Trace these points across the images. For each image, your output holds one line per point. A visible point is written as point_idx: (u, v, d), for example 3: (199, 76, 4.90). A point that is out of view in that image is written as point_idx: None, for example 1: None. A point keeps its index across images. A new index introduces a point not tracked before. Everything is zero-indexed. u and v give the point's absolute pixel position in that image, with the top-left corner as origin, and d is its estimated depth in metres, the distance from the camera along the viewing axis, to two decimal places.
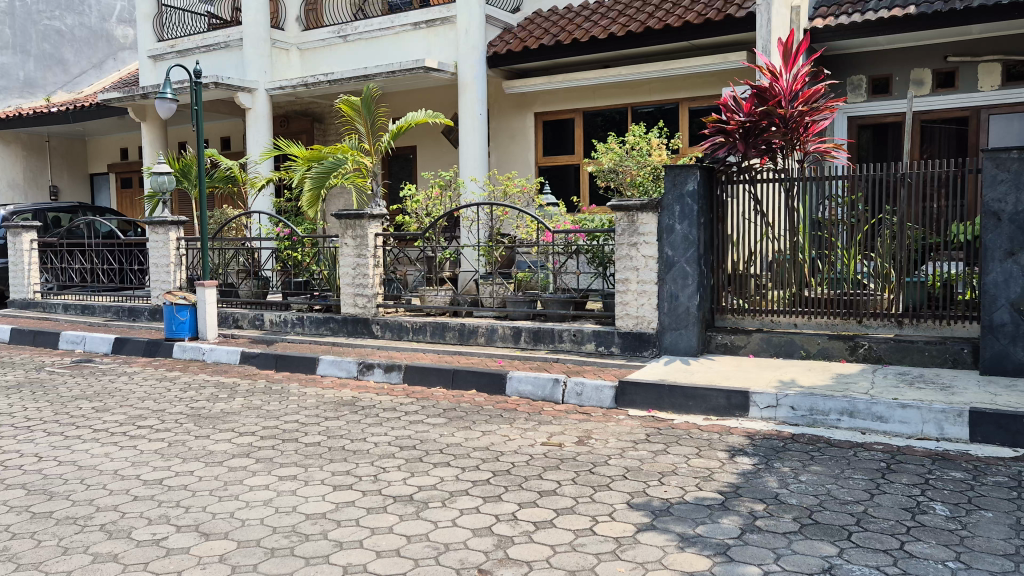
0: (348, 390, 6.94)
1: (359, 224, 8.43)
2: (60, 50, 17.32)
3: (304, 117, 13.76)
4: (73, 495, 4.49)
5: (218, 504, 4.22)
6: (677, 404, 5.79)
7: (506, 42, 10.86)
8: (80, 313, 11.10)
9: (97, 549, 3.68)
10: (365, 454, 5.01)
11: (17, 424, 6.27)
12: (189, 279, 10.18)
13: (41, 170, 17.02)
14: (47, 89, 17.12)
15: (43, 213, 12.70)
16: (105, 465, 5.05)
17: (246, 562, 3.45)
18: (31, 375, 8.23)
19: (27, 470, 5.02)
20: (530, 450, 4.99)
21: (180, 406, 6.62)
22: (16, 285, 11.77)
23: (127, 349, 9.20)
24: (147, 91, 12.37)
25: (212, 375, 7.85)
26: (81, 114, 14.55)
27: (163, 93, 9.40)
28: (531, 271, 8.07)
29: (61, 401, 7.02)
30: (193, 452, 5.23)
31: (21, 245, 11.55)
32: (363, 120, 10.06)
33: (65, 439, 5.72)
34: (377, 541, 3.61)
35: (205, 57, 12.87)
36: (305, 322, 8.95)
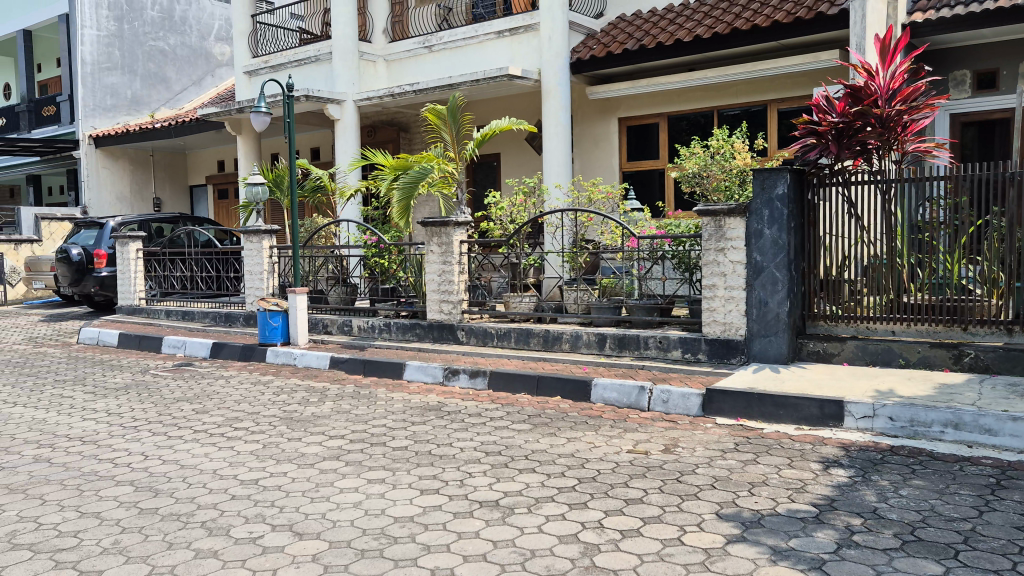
0: (435, 395, 7.04)
1: (444, 231, 8.55)
2: (163, 69, 18.21)
3: (390, 127, 14.04)
4: (176, 493, 4.69)
5: (311, 505, 4.33)
6: (768, 413, 5.64)
7: (590, 47, 10.85)
8: (181, 318, 11.60)
9: (198, 545, 3.83)
10: (452, 459, 5.07)
11: (124, 424, 6.60)
12: (281, 286, 10.50)
13: (146, 183, 17.92)
14: (152, 106, 18.01)
15: (147, 223, 13.38)
16: (205, 465, 5.26)
17: (338, 562, 3.53)
18: (136, 377, 8.65)
19: (134, 468, 5.28)
20: (616, 457, 4.95)
21: (275, 409, 6.83)
22: (123, 292, 12.39)
23: (224, 353, 9.57)
24: (243, 105, 12.86)
25: (303, 379, 8.07)
26: (183, 128, 15.23)
27: (258, 106, 9.74)
28: (616, 277, 8.01)
29: (165, 403, 7.36)
30: (286, 454, 5.39)
31: (127, 254, 12.11)
32: (449, 128, 10.19)
33: (168, 439, 5.99)
34: (465, 545, 3.64)
35: (297, 71, 13.29)
36: (392, 328, 9.13)
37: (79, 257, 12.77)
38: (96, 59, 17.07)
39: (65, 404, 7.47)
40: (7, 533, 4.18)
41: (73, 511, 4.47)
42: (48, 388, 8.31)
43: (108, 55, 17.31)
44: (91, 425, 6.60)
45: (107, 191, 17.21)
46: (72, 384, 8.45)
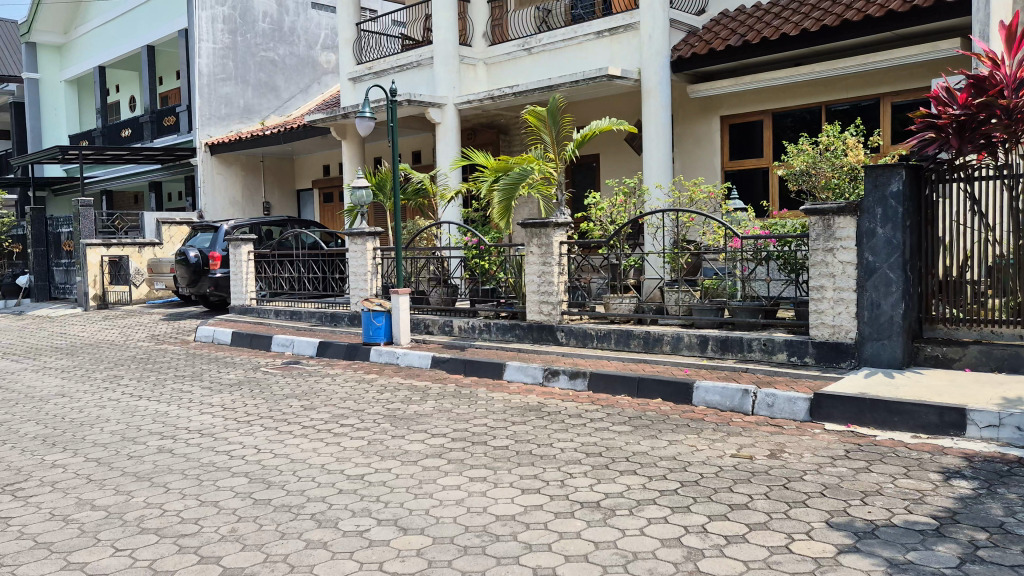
0: (535, 396, 7.08)
1: (544, 232, 8.56)
2: (274, 78, 18.98)
3: (490, 129, 14.20)
4: (287, 485, 4.88)
5: (414, 501, 4.43)
6: (881, 419, 5.42)
7: (691, 45, 10.69)
8: (290, 318, 12.05)
9: (309, 536, 3.98)
10: (552, 459, 5.08)
11: (238, 418, 6.91)
12: (384, 287, 10.77)
13: (257, 188, 18.71)
14: (262, 114, 18.80)
15: (258, 226, 13.96)
16: (314, 459, 5.45)
17: (441, 558, 3.60)
18: (249, 374, 9.05)
19: (248, 460, 5.52)
20: (719, 462, 4.85)
21: (379, 407, 7.01)
22: (236, 293, 12.98)
23: (330, 352, 9.89)
24: (348, 111, 13.24)
25: (406, 378, 8.26)
26: (291, 134, 15.81)
27: (363, 111, 10.01)
28: (718, 278, 7.85)
29: (275, 398, 7.67)
30: (390, 451, 5.53)
31: (240, 256, 12.68)
32: (548, 130, 10.20)
33: (279, 434, 6.24)
34: (566, 546, 3.64)
35: (400, 77, 13.60)
36: (492, 329, 9.24)
37: (196, 259, 13.44)
38: (212, 71, 17.94)
39: (184, 398, 7.89)
40: (135, 517, 4.45)
41: (193, 499, 4.72)
42: (170, 383, 8.80)
43: (222, 66, 18.16)
44: (209, 418, 6.95)
45: (221, 196, 18.05)
46: (190, 380, 8.91)
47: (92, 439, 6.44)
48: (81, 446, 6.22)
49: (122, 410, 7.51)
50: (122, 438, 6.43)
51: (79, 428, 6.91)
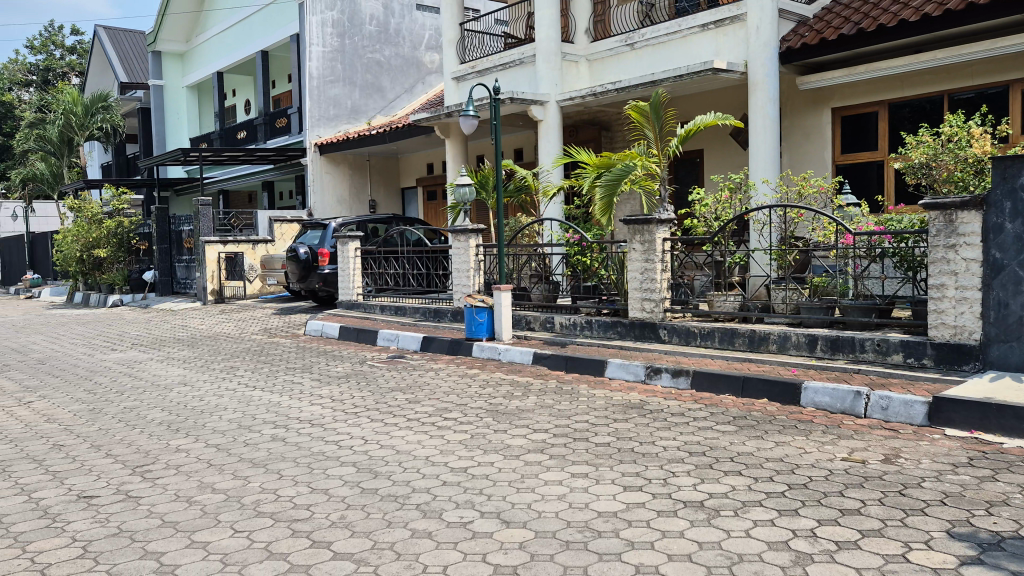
0: (636, 393, 7.02)
1: (647, 229, 8.48)
2: (380, 79, 19.47)
3: (592, 126, 14.17)
4: (393, 475, 5.02)
5: (517, 495, 4.47)
6: (1008, 426, 5.12)
7: (802, 35, 10.36)
8: (395, 313, 12.35)
9: (415, 525, 4.08)
10: (654, 457, 5.03)
11: (346, 409, 7.15)
12: (486, 283, 10.90)
13: (364, 186, 19.25)
14: (369, 114, 19.32)
15: (365, 224, 14.37)
16: (419, 451, 5.58)
17: (544, 551, 3.62)
18: (356, 367, 9.34)
19: (356, 450, 5.71)
20: (830, 465, 4.69)
21: (481, 401, 7.12)
22: (343, 288, 13.40)
23: (433, 347, 10.08)
24: (451, 110, 13.46)
25: (508, 373, 8.34)
26: (396, 134, 16.19)
27: (466, 110, 10.15)
28: (828, 276, 7.57)
29: (381, 391, 7.90)
30: (492, 445, 5.60)
31: (347, 252, 13.08)
32: (652, 126, 10.07)
33: (385, 425, 6.42)
34: (669, 545, 3.61)
35: (503, 75, 13.71)
36: (594, 326, 9.22)
37: (306, 256, 13.91)
38: (321, 74, 18.54)
39: (295, 390, 8.22)
40: (252, 501, 4.67)
41: (305, 486, 4.92)
42: (282, 374, 9.18)
43: (331, 68, 18.75)
44: (319, 409, 7.22)
45: (330, 195, 18.65)
46: (301, 371, 9.28)
47: (211, 426, 6.79)
48: (202, 432, 6.58)
49: (238, 399, 7.89)
50: (239, 425, 6.76)
51: (199, 415, 7.31)
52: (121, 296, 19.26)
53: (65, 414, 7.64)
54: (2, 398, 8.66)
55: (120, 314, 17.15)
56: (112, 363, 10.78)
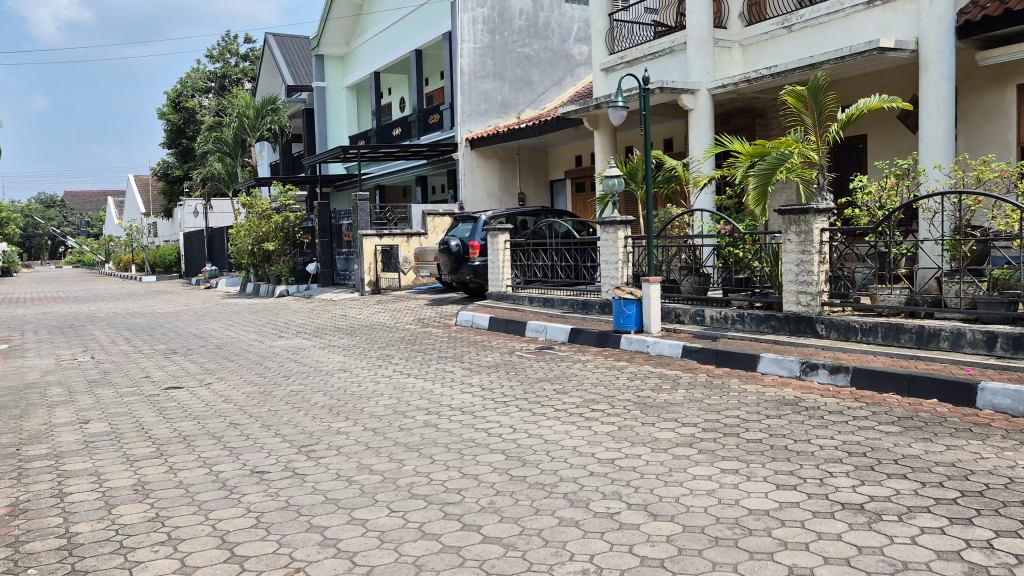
0: (791, 390, 6.77)
1: (804, 219, 8.12)
2: (529, 73, 19.68)
3: (746, 114, 13.75)
4: (541, 464, 5.10)
5: (664, 488, 4.43)
6: None
7: (981, 6, 9.52)
8: (543, 305, 12.48)
9: (562, 513, 4.13)
10: (810, 456, 4.83)
11: (496, 398, 7.32)
12: (635, 275, 10.81)
13: (513, 179, 19.54)
14: (518, 108, 19.57)
15: (514, 216, 14.60)
16: (566, 441, 5.64)
17: (692, 546, 3.58)
18: (505, 357, 9.53)
19: (505, 438, 5.84)
20: (1010, 473, 4.35)
21: (629, 394, 7.08)
22: (493, 280, 13.70)
23: (581, 338, 10.13)
24: (600, 102, 13.44)
25: (656, 366, 8.25)
26: (545, 127, 16.30)
27: (615, 102, 10.08)
28: (1010, 269, 6.98)
29: (530, 381, 8.03)
30: (640, 438, 5.56)
31: (497, 245, 13.35)
32: (810, 111, 9.63)
33: (534, 415, 6.53)
34: (825, 547, 3.47)
35: (652, 64, 13.50)
36: (746, 320, 8.93)
37: (457, 247, 14.30)
38: (472, 70, 18.98)
39: (447, 377, 8.50)
40: (406, 483, 4.88)
41: (456, 471, 5.09)
42: (435, 363, 9.52)
43: (482, 64, 19.12)
44: (470, 397, 7.43)
45: (480, 189, 19.07)
46: (452, 360, 9.58)
47: (369, 411, 7.14)
48: (361, 416, 6.92)
49: (394, 386, 8.25)
50: (395, 410, 7.07)
51: (358, 400, 7.70)
52: (288, 286, 20.56)
53: (239, 395, 8.27)
54: (185, 379, 9.48)
55: (288, 303, 18.33)
56: (280, 349, 11.55)
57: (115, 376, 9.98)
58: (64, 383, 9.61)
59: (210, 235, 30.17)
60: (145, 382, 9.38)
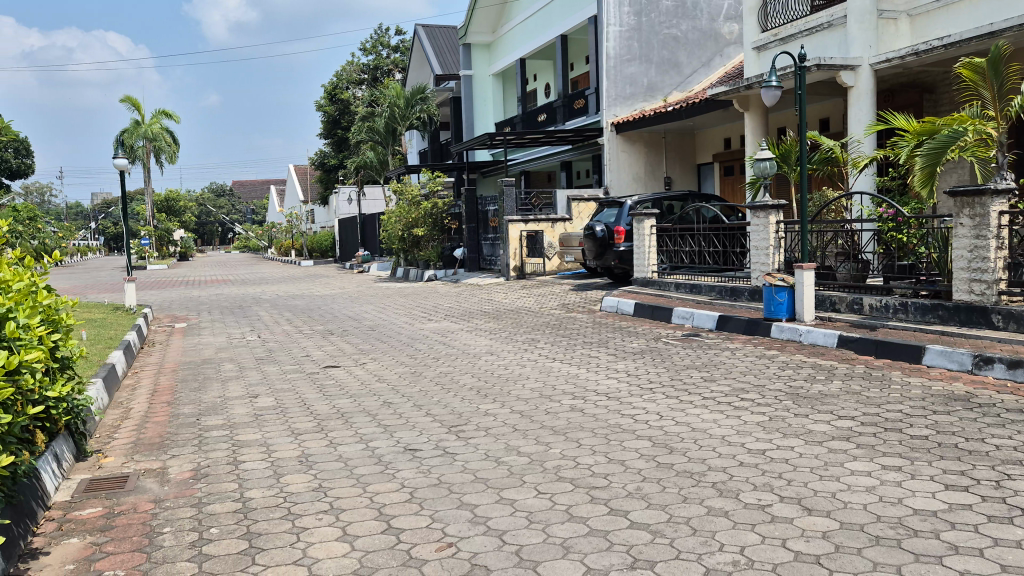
0: (961, 385, 6.33)
1: (978, 201, 7.53)
2: (676, 54, 19.27)
3: (912, 89, 12.92)
4: (689, 452, 5.03)
5: (819, 482, 4.27)
6: None
7: None
8: (690, 291, 12.24)
9: (711, 503, 4.07)
10: (984, 456, 4.51)
11: (642, 384, 7.28)
12: (787, 261, 10.41)
13: (659, 163, 19.21)
14: (665, 90, 19.21)
15: (661, 201, 14.37)
16: (714, 430, 5.53)
17: (850, 544, 3.44)
18: (650, 344, 9.44)
19: (652, 425, 5.80)
20: None
21: (780, 383, 6.86)
22: (638, 266, 13.58)
23: (729, 326, 9.87)
24: (751, 82, 12.98)
25: (810, 356, 7.93)
26: (693, 109, 15.91)
27: (768, 81, 9.69)
28: None
29: (677, 368, 7.92)
30: (792, 429, 5.38)
31: (643, 230, 13.20)
32: (987, 84, 8.92)
33: (681, 402, 6.44)
34: (1001, 554, 3.24)
35: (809, 41, 12.87)
36: (910, 309, 8.41)
37: (603, 233, 14.32)
38: (618, 53, 18.81)
39: (592, 363, 8.55)
40: (553, 466, 4.95)
41: (602, 456, 5.11)
42: (580, 348, 9.56)
43: (628, 47, 18.95)
44: (616, 383, 7.43)
45: (625, 173, 18.86)
46: (598, 346, 9.60)
47: (516, 394, 7.29)
48: (508, 399, 7.07)
49: (540, 370, 8.37)
50: (541, 394, 7.18)
51: (505, 382, 7.89)
52: (436, 271, 21.21)
53: (393, 375, 8.64)
54: (343, 359, 10.00)
55: (436, 287, 18.90)
56: (430, 332, 11.96)
57: (279, 354, 10.68)
58: (235, 359, 10.38)
59: (363, 222, 31.54)
60: (306, 361, 9.99)
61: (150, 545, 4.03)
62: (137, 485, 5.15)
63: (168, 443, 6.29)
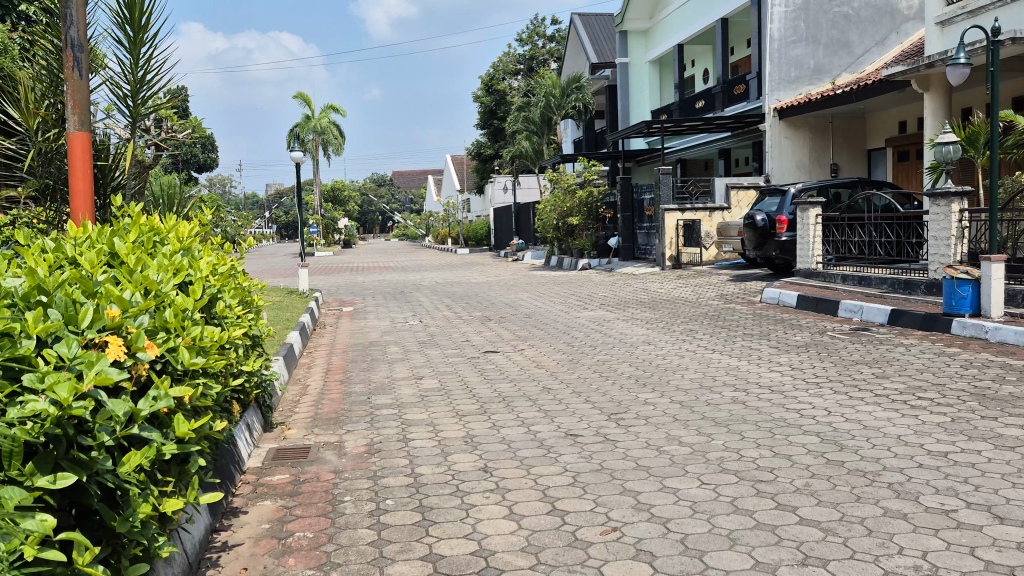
0: None
1: None
2: (847, 34, 18.25)
3: None
4: (861, 450, 4.83)
5: (1011, 490, 3.99)
6: None
7: None
8: (859, 283, 11.63)
9: (887, 504, 3.90)
10: None
11: (807, 379, 7.03)
12: (972, 252, 9.67)
13: (825, 149, 18.29)
14: (833, 73, 18.25)
15: (827, 189, 13.72)
16: (889, 429, 5.27)
17: None
18: (815, 337, 9.07)
19: (819, 421, 5.60)
20: None
21: (963, 383, 6.43)
22: (802, 256, 13.06)
23: (903, 321, 9.31)
24: (934, 60, 12.11)
25: (997, 355, 7.37)
26: (864, 92, 15.03)
27: (956, 59, 9.01)
28: None
29: (845, 363, 7.58)
30: (979, 432, 5.04)
31: (808, 219, 12.62)
32: None
33: (850, 399, 6.17)
34: None
35: (1002, 12, 11.86)
36: None
37: (764, 222, 13.80)
38: (783, 35, 18.10)
39: (754, 355, 8.33)
40: (716, 458, 4.88)
41: (767, 450, 4.99)
42: (740, 340, 9.33)
43: (793, 29, 18.16)
44: (779, 376, 7.22)
45: (788, 159, 18.11)
46: (759, 338, 9.33)
47: (675, 384, 7.23)
48: (667, 389, 7.03)
49: (698, 361, 8.24)
50: (701, 385, 7.08)
51: (663, 372, 7.85)
52: (589, 260, 21.27)
53: (551, 362, 8.79)
54: (502, 345, 10.24)
55: (591, 276, 18.95)
56: (586, 320, 12.03)
57: (440, 338, 11.07)
58: (399, 342, 10.87)
59: (518, 211, 32.00)
60: (466, 346, 10.32)
61: (333, 511, 4.35)
62: (318, 456, 5.54)
63: (343, 419, 6.71)
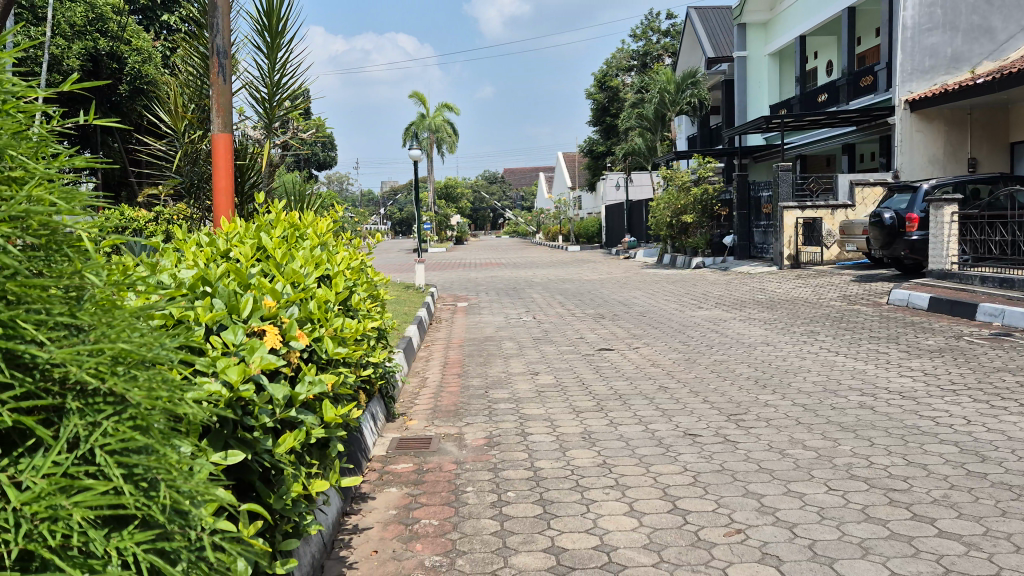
0: None
1: None
2: (989, 19, 17.19)
3: None
4: (1005, 463, 4.56)
5: None
6: None
7: None
8: (999, 286, 10.96)
9: None
10: None
11: (943, 385, 6.68)
12: None
13: (961, 143, 17.21)
14: (973, 62, 17.21)
15: (964, 185, 13.00)
16: None
17: None
18: (950, 342, 8.61)
19: (957, 430, 5.32)
20: None
21: None
22: (936, 256, 12.41)
23: None
24: None
25: None
26: (1007, 82, 14.15)
27: None
28: None
29: (985, 370, 7.16)
30: None
31: (943, 217, 11.89)
32: None
33: (991, 408, 5.83)
34: None
35: None
36: None
37: (892, 221, 13.16)
38: (917, 23, 17.23)
39: (881, 359, 7.98)
40: (844, 463, 4.73)
41: (900, 458, 4.79)
42: (866, 342, 8.96)
43: (929, 15, 17.25)
44: (911, 381, 6.90)
45: (920, 154, 17.21)
46: (887, 341, 8.93)
47: (797, 386, 7.02)
48: (789, 391, 6.85)
49: (822, 364, 7.98)
50: (825, 388, 6.85)
51: (784, 374, 7.63)
52: (704, 258, 20.87)
53: (667, 361, 8.70)
54: (616, 342, 10.21)
55: (706, 274, 18.58)
56: (701, 319, 11.83)
57: (554, 335, 11.12)
58: (514, 338, 10.98)
59: (630, 208, 31.70)
60: (580, 343, 10.33)
61: (457, 501, 4.46)
62: (439, 447, 5.69)
63: (462, 412, 6.86)
